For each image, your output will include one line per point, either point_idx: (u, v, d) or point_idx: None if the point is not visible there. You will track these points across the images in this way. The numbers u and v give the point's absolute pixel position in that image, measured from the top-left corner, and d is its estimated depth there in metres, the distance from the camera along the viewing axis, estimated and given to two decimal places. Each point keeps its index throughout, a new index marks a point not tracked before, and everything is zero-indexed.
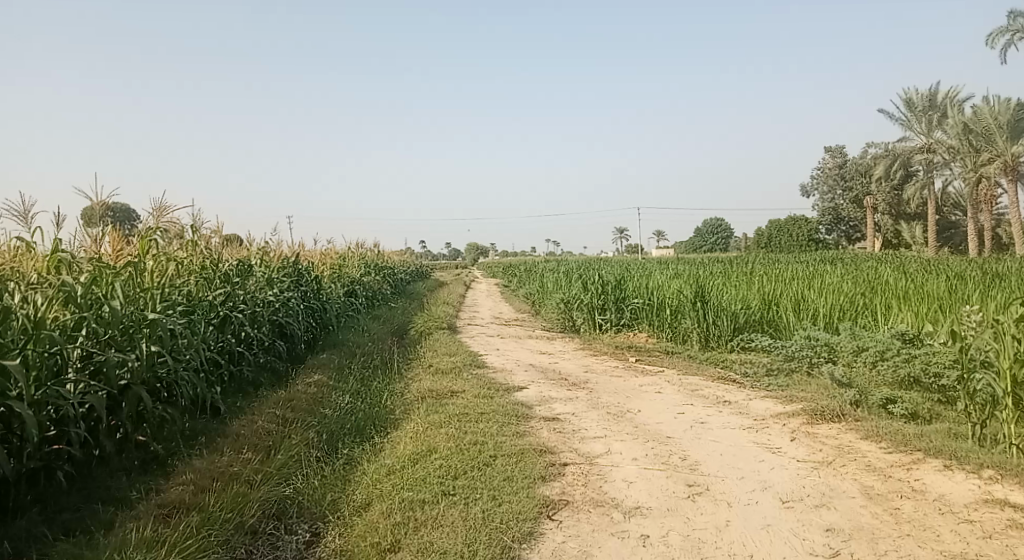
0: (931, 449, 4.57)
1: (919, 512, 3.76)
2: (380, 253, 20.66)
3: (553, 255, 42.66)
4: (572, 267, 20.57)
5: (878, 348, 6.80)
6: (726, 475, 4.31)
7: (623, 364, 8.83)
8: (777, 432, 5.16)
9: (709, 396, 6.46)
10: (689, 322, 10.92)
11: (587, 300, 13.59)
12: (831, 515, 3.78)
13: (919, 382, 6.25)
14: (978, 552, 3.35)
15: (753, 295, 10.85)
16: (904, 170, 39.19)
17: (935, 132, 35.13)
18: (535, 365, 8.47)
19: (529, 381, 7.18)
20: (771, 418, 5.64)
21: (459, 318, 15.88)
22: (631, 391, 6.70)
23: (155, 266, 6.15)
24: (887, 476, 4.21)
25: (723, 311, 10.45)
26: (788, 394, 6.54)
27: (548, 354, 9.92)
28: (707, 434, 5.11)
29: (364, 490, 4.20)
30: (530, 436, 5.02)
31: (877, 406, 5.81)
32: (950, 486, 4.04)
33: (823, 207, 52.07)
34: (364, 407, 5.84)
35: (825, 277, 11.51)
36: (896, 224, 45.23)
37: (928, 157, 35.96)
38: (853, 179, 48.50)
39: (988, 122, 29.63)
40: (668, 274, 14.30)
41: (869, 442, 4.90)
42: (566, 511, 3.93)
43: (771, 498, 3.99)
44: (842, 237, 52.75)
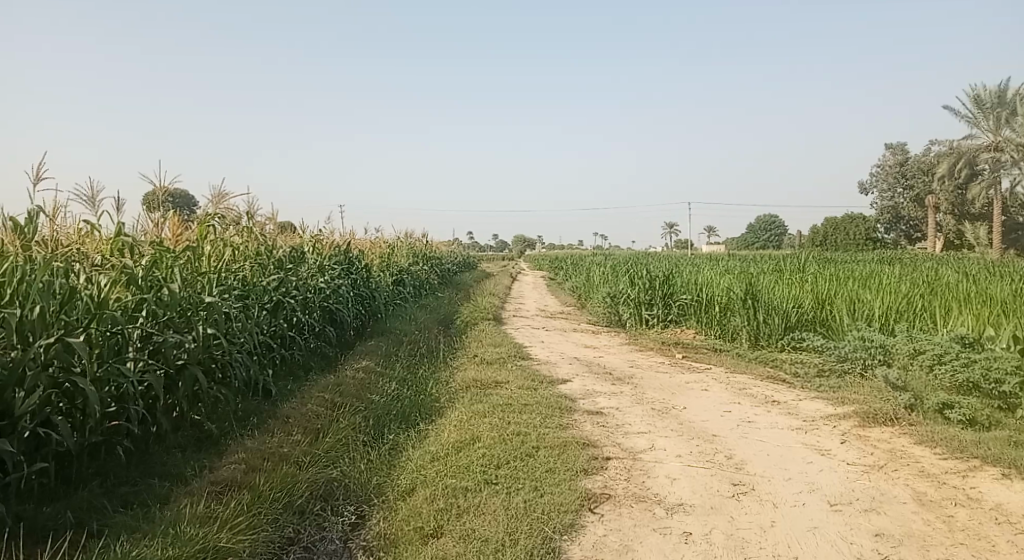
0: (990, 457, 4.40)
1: (974, 520, 3.64)
2: (427, 243, 20.87)
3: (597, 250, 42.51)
4: (620, 261, 20.44)
5: (935, 352, 6.52)
6: (772, 475, 4.24)
7: (670, 360, 8.74)
8: (827, 434, 5.05)
9: (758, 395, 6.35)
10: (738, 320, 10.74)
11: (634, 295, 13.49)
12: (881, 520, 3.68)
13: (979, 387, 5.99)
14: None
15: (805, 293, 10.59)
16: (969, 169, 37.69)
17: (1004, 130, 33.71)
18: (580, 358, 8.46)
19: (573, 374, 7.18)
20: (821, 420, 5.51)
21: (506, 310, 15.96)
22: (677, 387, 6.63)
23: (212, 250, 6.35)
24: (941, 483, 4.08)
25: (774, 309, 10.24)
26: (839, 396, 6.37)
27: (593, 348, 9.88)
28: (754, 434, 5.03)
29: (410, 475, 4.28)
30: (573, 428, 5.02)
31: (933, 411, 5.60)
32: (1008, 495, 3.89)
33: (881, 205, 50.41)
34: (410, 395, 5.92)
35: (881, 277, 11.15)
36: (958, 224, 43.53)
37: (996, 155, 34.53)
38: (914, 178, 46.85)
39: None
40: (718, 270, 14.06)
41: (924, 447, 4.74)
42: (608, 504, 3.93)
43: (819, 500, 3.91)
44: (902, 237, 51.00)
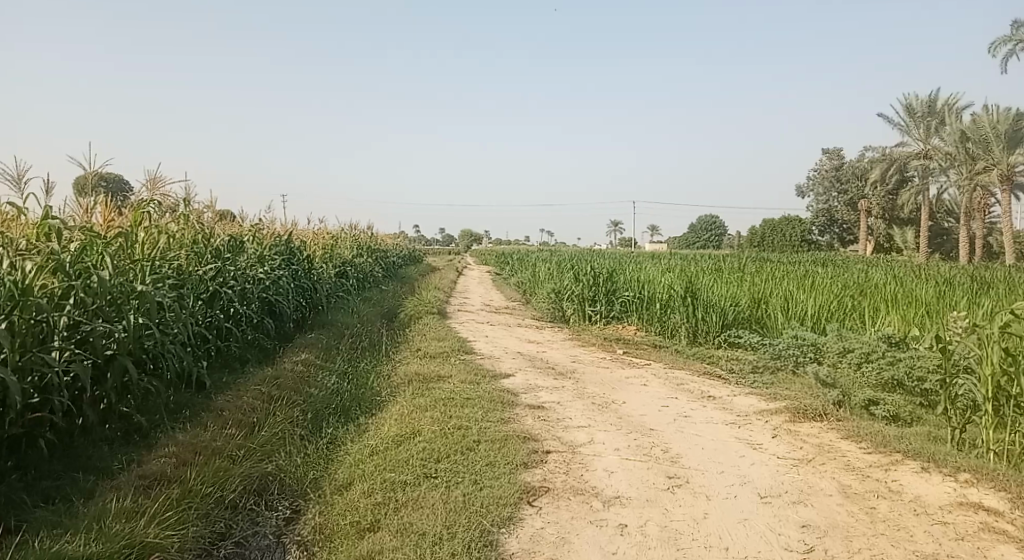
0: (910, 451, 4.59)
1: (894, 512, 3.80)
2: (372, 236, 20.63)
3: (541, 247, 42.64)
4: (565, 257, 20.63)
5: (863, 351, 6.84)
6: (706, 468, 4.34)
7: (611, 356, 8.87)
8: (759, 429, 5.20)
9: (695, 390, 6.50)
10: (678, 317, 10.95)
11: (579, 291, 13.61)
12: (808, 511, 3.81)
13: (902, 385, 6.24)
14: (949, 553, 3.40)
15: (742, 292, 10.88)
16: (899, 175, 39.38)
17: (933, 139, 35.14)
18: (523, 353, 8.50)
19: (516, 368, 7.21)
20: (754, 415, 5.67)
21: (450, 304, 15.88)
22: (618, 382, 6.73)
23: (146, 237, 6.12)
24: (865, 476, 4.24)
25: (712, 307, 10.48)
26: (772, 392, 6.57)
27: (536, 343, 9.95)
28: (690, 428, 5.14)
29: (348, 469, 4.21)
30: (514, 422, 5.04)
31: (859, 407, 5.81)
32: (926, 487, 4.08)
33: (817, 209, 52.07)
34: (350, 388, 5.84)
35: (815, 278, 11.57)
36: (889, 228, 45.43)
37: (925, 163, 35.94)
38: (851, 184, 48.68)
39: (987, 130, 29.75)
40: (662, 269, 14.31)
41: (850, 442, 4.93)
42: (546, 497, 3.96)
43: (749, 492, 4.02)
44: (835, 240, 52.75)
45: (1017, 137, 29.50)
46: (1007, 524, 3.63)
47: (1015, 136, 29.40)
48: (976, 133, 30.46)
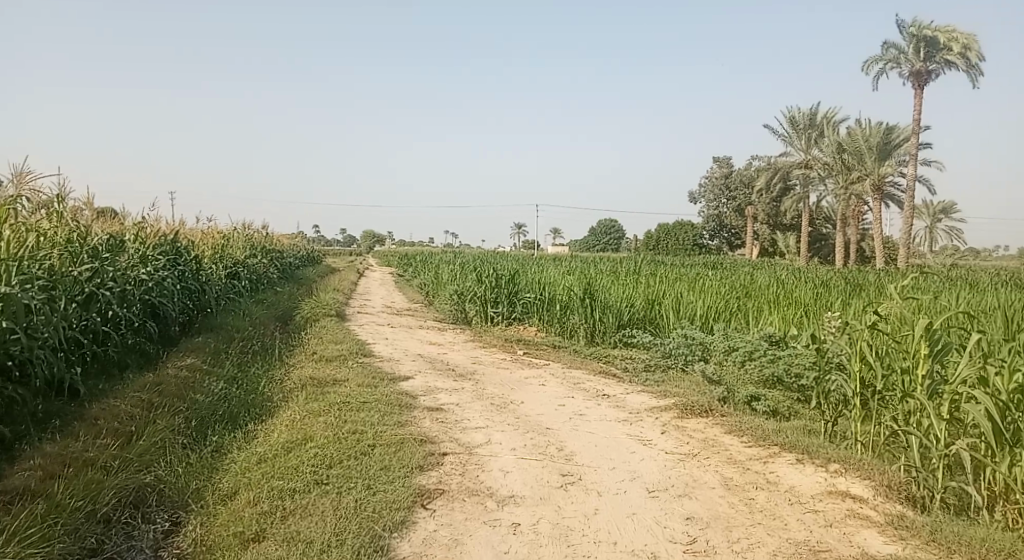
0: (787, 444, 4.85)
1: (770, 502, 4.01)
2: (267, 236, 19.96)
3: (446, 250, 42.39)
4: (468, 259, 20.71)
5: (747, 349, 7.11)
6: (599, 465, 4.44)
7: (511, 357, 8.95)
8: (650, 425, 5.37)
9: (590, 389, 6.65)
10: (577, 318, 11.19)
11: (480, 293, 13.67)
12: (692, 504, 3.97)
13: (782, 381, 6.58)
14: (818, 539, 3.62)
15: (638, 293, 11.25)
16: (783, 183, 41.98)
17: (813, 149, 37.53)
18: (423, 355, 8.45)
19: (415, 370, 7.15)
20: (646, 411, 5.85)
21: (349, 307, 15.54)
22: (516, 383, 6.80)
23: (12, 235, 5.67)
24: (746, 468, 4.46)
25: (608, 307, 10.79)
26: (663, 389, 6.81)
27: (436, 345, 9.91)
28: (585, 426, 5.25)
29: (232, 478, 4.05)
30: (411, 425, 5.00)
31: (742, 403, 6.11)
32: (800, 477, 4.33)
33: (706, 215, 53.87)
34: (239, 394, 5.62)
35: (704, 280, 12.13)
36: (772, 233, 48.32)
37: (806, 172, 38.04)
38: (738, 192, 51.25)
39: (860, 142, 32.54)
40: (564, 271, 14.59)
41: (732, 436, 5.17)
42: (441, 500, 3.94)
43: (639, 487, 4.14)
44: (722, 247, 54.87)
45: (887, 150, 32.28)
46: (871, 510, 3.89)
47: (884, 149, 32.20)
48: (852, 145, 33.06)
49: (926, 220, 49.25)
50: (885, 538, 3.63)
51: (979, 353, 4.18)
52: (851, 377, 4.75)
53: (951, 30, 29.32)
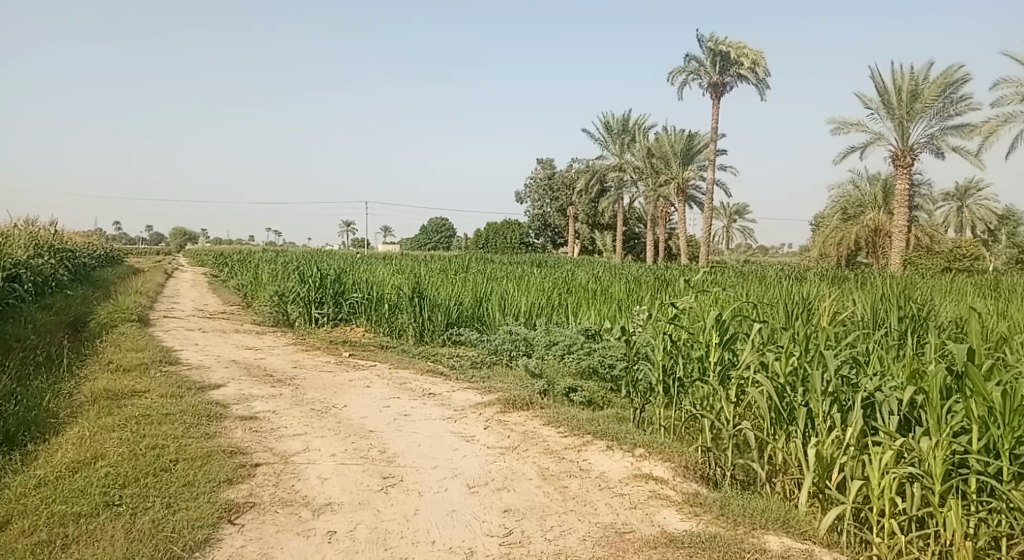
0: (599, 432, 5.13)
1: (583, 488, 4.22)
2: (52, 234, 17.92)
3: (273, 248, 40.20)
4: (289, 259, 20.04)
5: (566, 343, 7.62)
6: (420, 464, 4.46)
7: (335, 359, 8.76)
8: (473, 421, 5.48)
9: (416, 388, 6.67)
10: (406, 316, 11.25)
11: (303, 293, 13.21)
12: (509, 496, 4.08)
13: (597, 371, 6.96)
14: (623, 521, 3.85)
15: (466, 292, 11.55)
16: (599, 185, 45.59)
17: (626, 154, 39.88)
18: (239, 361, 8.02)
19: (229, 378, 6.77)
20: (470, 408, 5.96)
21: (155, 311, 14.33)
22: (339, 386, 6.66)
23: None
24: (561, 458, 4.66)
25: (437, 305, 10.97)
26: (487, 385, 6.97)
27: (255, 350, 9.46)
28: (408, 426, 5.25)
29: (2, 506, 3.59)
30: (221, 436, 4.73)
31: (561, 395, 6.31)
32: (610, 463, 4.59)
33: (533, 214, 56.23)
34: (16, 412, 5.02)
35: (529, 277, 12.64)
36: (591, 232, 51.29)
37: (620, 175, 40.60)
38: (559, 192, 53.90)
39: (666, 148, 36.03)
40: (390, 269, 14.62)
41: (550, 427, 5.39)
42: (250, 513, 3.75)
43: (459, 484, 4.20)
44: (547, 244, 56.84)
45: (689, 155, 35.78)
46: (670, 489, 4.21)
47: (687, 154, 35.70)
48: (660, 149, 36.68)
49: (723, 219, 54.92)
50: (681, 515, 3.93)
51: (761, 342, 4.67)
52: (656, 366, 5.11)
53: (741, 47, 32.55)
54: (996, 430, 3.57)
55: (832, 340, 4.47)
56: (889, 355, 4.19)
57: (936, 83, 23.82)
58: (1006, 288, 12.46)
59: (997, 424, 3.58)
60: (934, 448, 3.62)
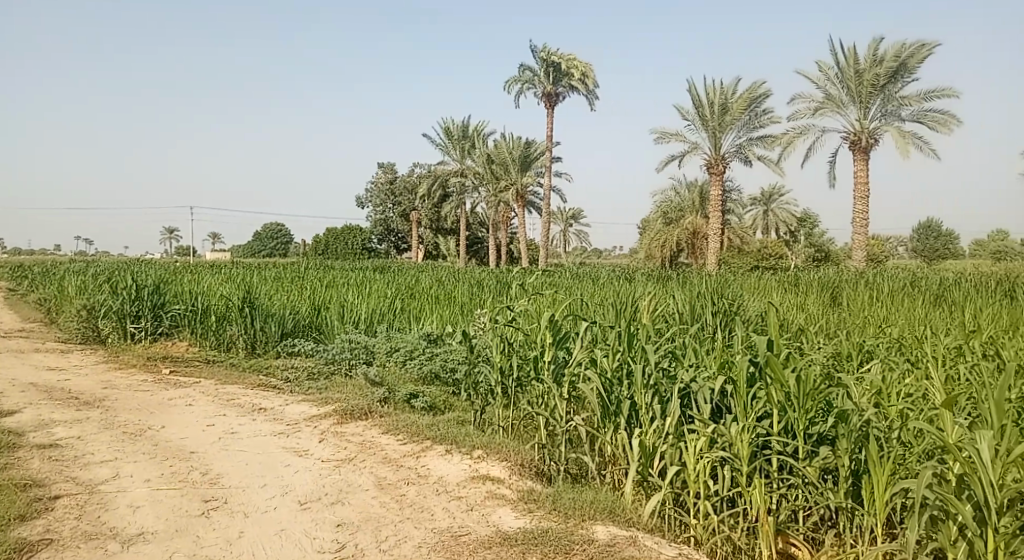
0: (438, 437, 5.14)
1: (420, 495, 4.19)
2: None
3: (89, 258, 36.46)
4: (97, 269, 18.42)
5: (407, 348, 7.57)
6: (247, 484, 4.25)
7: (153, 377, 8.14)
8: (307, 435, 5.31)
9: (245, 404, 6.38)
10: (235, 328, 10.62)
11: (115, 306, 12.03)
12: (344, 509, 3.98)
13: (439, 376, 6.99)
14: (460, 525, 3.86)
15: (304, 302, 11.24)
16: (440, 190, 46.90)
17: (467, 160, 41.10)
18: (37, 385, 7.23)
19: (24, 404, 6.08)
20: (303, 421, 5.77)
21: None
22: (157, 406, 6.21)
23: None
24: (399, 466, 4.62)
25: (270, 315, 10.51)
26: (324, 396, 6.78)
27: (58, 371, 8.57)
28: (235, 444, 4.99)
29: None
30: (12, 469, 4.23)
31: (401, 402, 6.26)
32: (448, 467, 4.60)
33: (376, 219, 56.39)
34: None
35: (370, 284, 12.52)
36: (435, 237, 53.36)
37: (462, 180, 41.94)
38: (403, 197, 54.65)
39: (506, 155, 37.01)
40: (216, 279, 13.90)
41: (388, 435, 5.34)
42: (46, 551, 3.37)
43: (290, 501, 4.05)
44: (389, 250, 57.57)
45: (527, 162, 37.23)
46: (506, 488, 4.28)
47: (524, 161, 37.07)
48: (499, 157, 37.67)
49: (558, 224, 57.58)
50: (516, 513, 4.00)
51: (591, 340, 4.86)
52: (494, 368, 5.16)
53: (571, 59, 34.35)
54: (791, 412, 3.95)
55: (654, 336, 4.74)
56: (703, 348, 4.52)
57: (742, 98, 26.30)
58: (794, 283, 14.24)
59: (792, 407, 3.96)
60: (741, 432, 3.92)
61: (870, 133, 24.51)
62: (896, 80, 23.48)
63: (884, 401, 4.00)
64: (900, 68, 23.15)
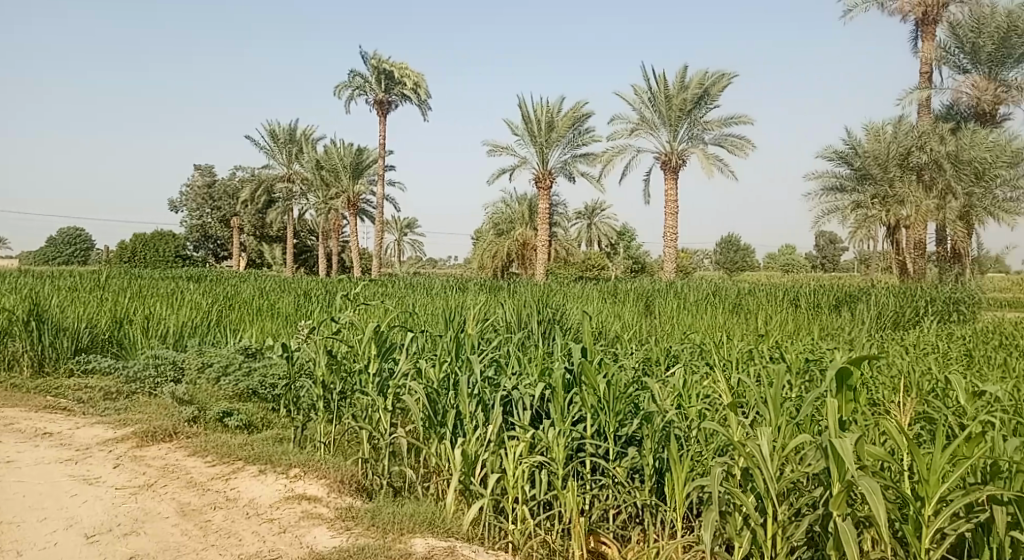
0: (251, 457, 4.89)
1: (227, 520, 3.96)
2: None
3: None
4: None
5: (221, 363, 7.17)
6: (22, 519, 3.82)
7: None
8: (100, 461, 4.90)
9: (26, 430, 5.80)
10: (19, 343, 9.39)
11: None
12: (138, 540, 3.67)
13: (256, 393, 6.73)
14: (269, 548, 3.66)
15: (104, 314, 10.34)
16: (266, 195, 45.99)
17: (293, 164, 42.06)
18: None
19: None
20: (95, 446, 5.32)
21: None
22: None
23: None
24: (205, 490, 4.36)
25: (63, 329, 9.52)
26: (123, 418, 6.29)
27: None
28: (11, 475, 4.49)
29: None
30: None
31: (214, 421, 5.92)
32: (261, 489, 4.39)
33: (189, 225, 55.17)
34: None
35: (183, 295, 11.89)
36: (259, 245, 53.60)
37: (288, 185, 42.97)
38: (221, 202, 54.43)
39: (337, 162, 36.44)
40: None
41: (195, 458, 5.04)
42: None
43: (74, 535, 3.67)
44: (207, 257, 56.36)
45: (358, 170, 36.86)
46: (323, 507, 4.13)
47: (356, 169, 36.67)
48: (329, 162, 37.01)
49: (391, 232, 61.62)
50: (332, 532, 3.85)
51: (417, 352, 4.86)
52: (317, 383, 4.98)
53: (404, 68, 34.71)
54: (603, 415, 4.16)
55: (480, 347, 4.82)
56: (525, 357, 4.66)
57: (568, 117, 27.78)
58: (606, 292, 15.49)
59: (604, 409, 4.18)
60: (558, 437, 4.05)
61: (678, 154, 26.83)
62: (702, 106, 25.96)
63: (685, 402, 4.32)
64: (704, 95, 25.66)
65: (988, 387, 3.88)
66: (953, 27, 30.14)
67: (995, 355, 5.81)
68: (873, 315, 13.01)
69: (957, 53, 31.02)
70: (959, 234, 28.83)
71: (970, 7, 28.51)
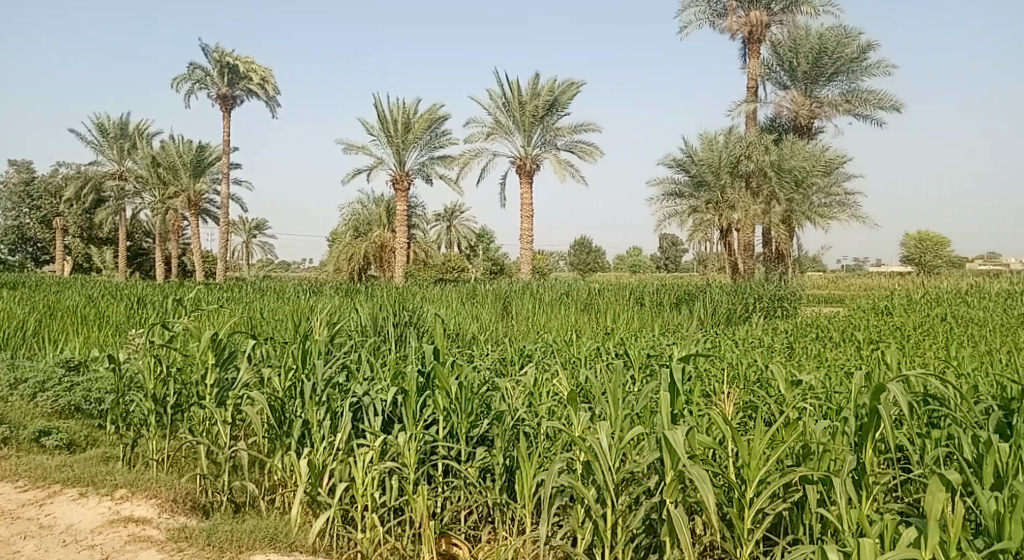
0: (71, 479, 4.55)
1: (39, 550, 3.64)
2: None
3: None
4: None
5: (39, 379, 6.64)
6: None
7: None
8: None
9: None
10: None
11: None
12: None
13: (81, 409, 6.31)
14: None
15: None
16: (94, 193, 43.26)
17: (126, 160, 40.02)
18: None
19: None
20: None
21: None
22: None
23: None
24: (14, 519, 3.99)
25: None
26: None
27: None
28: None
29: None
30: None
31: (29, 441, 5.65)
32: (81, 514, 4.07)
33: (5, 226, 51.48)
34: None
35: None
36: (85, 247, 49.61)
37: (120, 183, 40.65)
38: (39, 201, 50.99)
39: (174, 158, 35.51)
40: None
41: (6, 484, 4.61)
42: None
43: None
44: (26, 260, 52.30)
45: (199, 167, 36.09)
46: (152, 529, 3.87)
47: (197, 166, 35.90)
48: (167, 158, 35.73)
49: (238, 232, 59.25)
50: (161, 554, 3.61)
51: (261, 359, 4.66)
52: (147, 396, 4.75)
53: (247, 63, 34.47)
54: (454, 417, 4.13)
55: (330, 352, 4.69)
56: (377, 361, 4.58)
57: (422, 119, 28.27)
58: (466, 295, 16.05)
59: (455, 411, 4.15)
60: (409, 441, 3.99)
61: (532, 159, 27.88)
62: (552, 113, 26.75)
63: (536, 400, 4.38)
64: (555, 103, 26.59)
65: (806, 376, 4.18)
66: (774, 46, 33.33)
67: (812, 346, 6.39)
68: (703, 311, 14.41)
69: (778, 71, 34.24)
70: (781, 237, 32.10)
71: (788, 31, 31.70)
